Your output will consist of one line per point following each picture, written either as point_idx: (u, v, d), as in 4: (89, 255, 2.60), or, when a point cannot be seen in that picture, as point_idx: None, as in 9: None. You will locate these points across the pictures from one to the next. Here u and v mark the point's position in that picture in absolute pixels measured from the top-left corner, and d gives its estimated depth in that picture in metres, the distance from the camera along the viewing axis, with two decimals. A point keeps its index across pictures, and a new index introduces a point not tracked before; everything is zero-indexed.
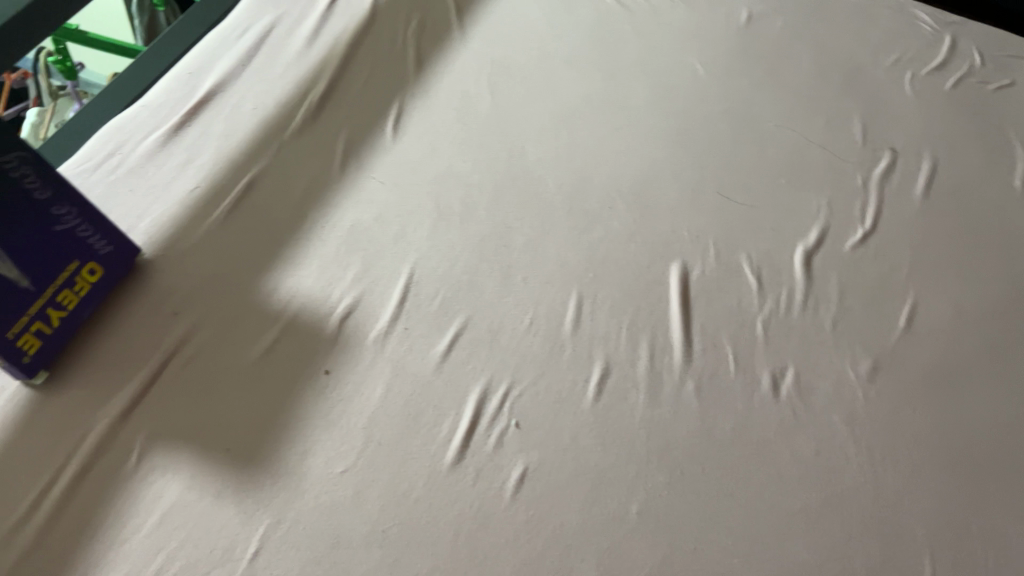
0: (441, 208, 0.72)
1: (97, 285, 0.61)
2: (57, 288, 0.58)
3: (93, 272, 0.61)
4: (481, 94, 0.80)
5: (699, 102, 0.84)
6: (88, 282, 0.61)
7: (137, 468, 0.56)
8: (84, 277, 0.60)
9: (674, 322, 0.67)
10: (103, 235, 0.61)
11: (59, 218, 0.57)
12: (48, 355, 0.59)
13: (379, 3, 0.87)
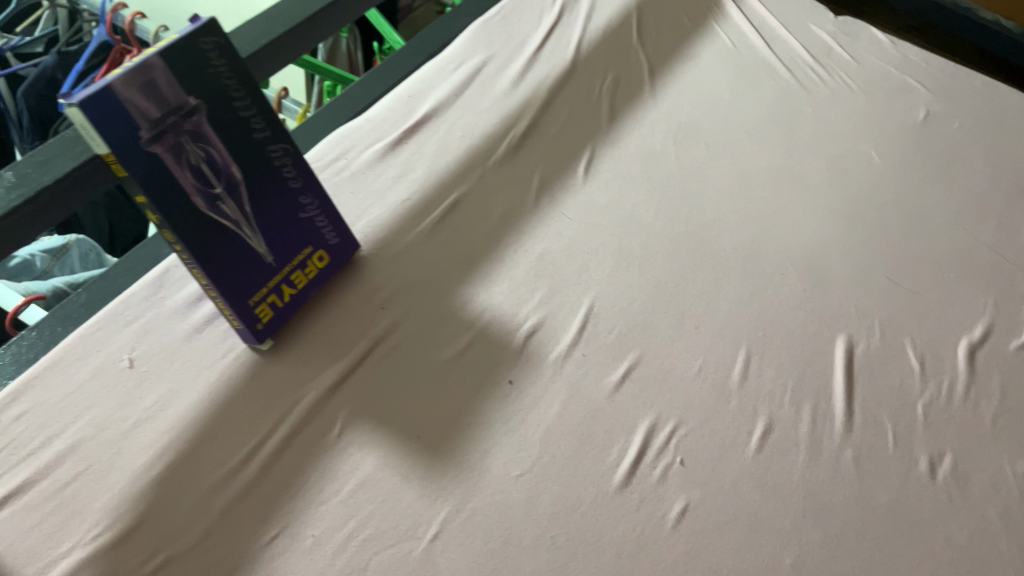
0: (624, 249, 0.77)
1: (321, 271, 0.68)
2: (292, 267, 0.65)
3: (321, 259, 0.68)
4: (667, 151, 0.86)
5: (873, 188, 0.86)
6: (316, 267, 0.67)
7: (338, 440, 0.61)
8: (313, 262, 0.67)
9: (837, 392, 0.70)
10: (333, 227, 0.68)
11: (302, 205, 0.65)
12: (276, 326, 0.65)
13: (578, 57, 0.93)
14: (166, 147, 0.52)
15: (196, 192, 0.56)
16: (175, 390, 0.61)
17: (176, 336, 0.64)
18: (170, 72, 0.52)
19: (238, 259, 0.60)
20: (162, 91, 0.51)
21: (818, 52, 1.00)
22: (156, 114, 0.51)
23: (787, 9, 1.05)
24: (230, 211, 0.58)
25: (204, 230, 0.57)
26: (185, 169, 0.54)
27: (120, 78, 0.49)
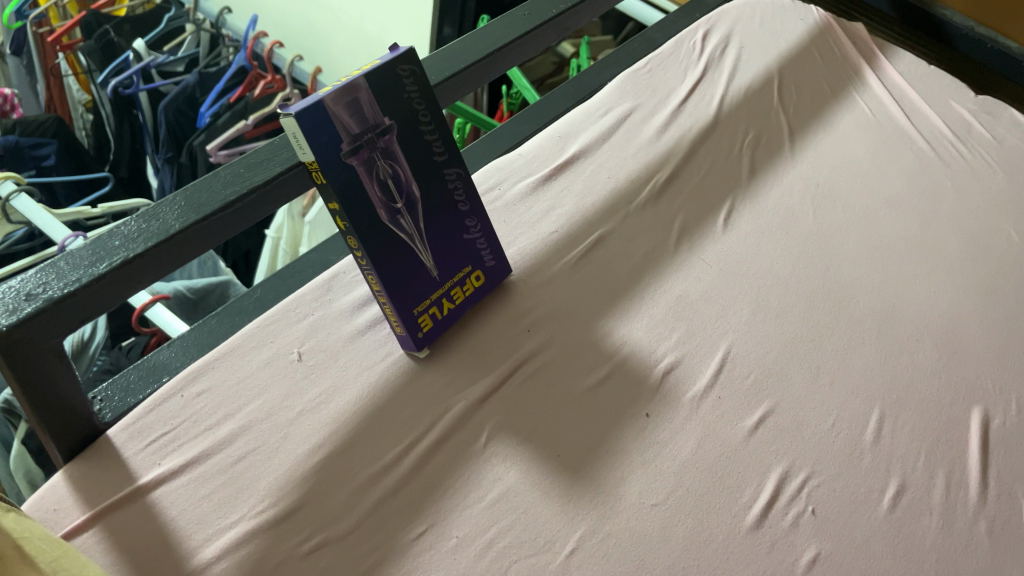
0: (760, 300, 0.78)
1: (478, 289, 0.72)
2: (451, 284, 0.69)
3: (478, 278, 0.72)
4: (805, 210, 0.88)
5: (1013, 265, 0.86)
6: (473, 286, 0.72)
7: (484, 449, 0.63)
8: (468, 281, 0.71)
9: (972, 463, 0.69)
10: (491, 250, 0.72)
11: (465, 227, 0.69)
12: (433, 336, 0.69)
13: (720, 113, 0.97)
14: (361, 160, 0.57)
15: (382, 204, 0.60)
16: (339, 386, 0.65)
17: (342, 336, 0.68)
18: (371, 94, 0.58)
19: (408, 270, 0.64)
20: (363, 109, 0.57)
21: (958, 128, 1.01)
22: (356, 130, 0.57)
23: (928, 85, 1.07)
24: (407, 224, 0.63)
25: (384, 240, 0.61)
26: (375, 182, 0.59)
27: (330, 94, 0.54)
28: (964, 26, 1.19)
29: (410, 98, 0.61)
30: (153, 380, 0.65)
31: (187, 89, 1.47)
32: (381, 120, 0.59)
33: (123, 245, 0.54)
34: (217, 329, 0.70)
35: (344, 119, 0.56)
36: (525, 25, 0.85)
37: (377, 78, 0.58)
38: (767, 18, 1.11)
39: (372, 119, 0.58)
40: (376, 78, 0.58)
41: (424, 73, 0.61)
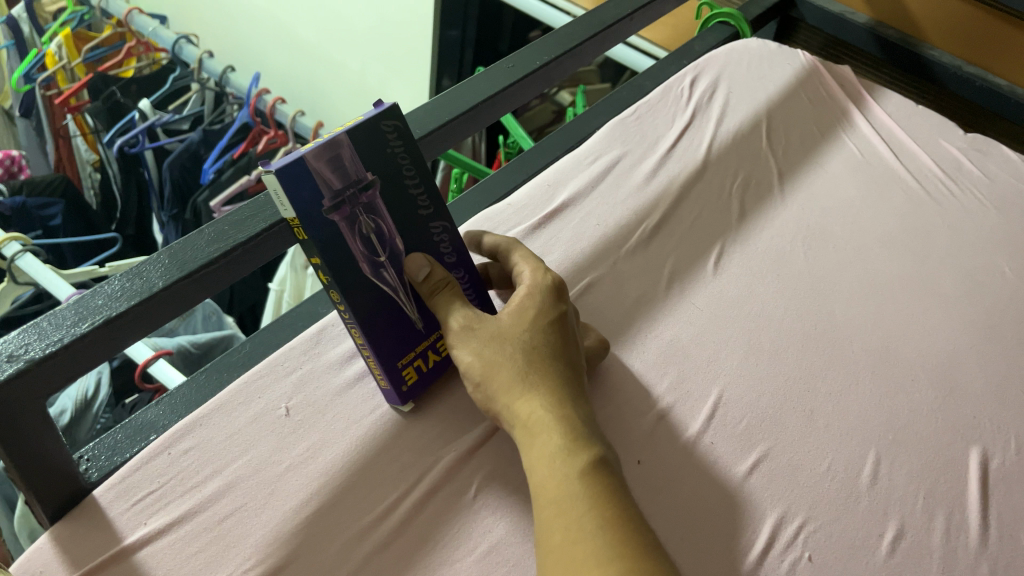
0: (753, 343, 0.78)
1: None
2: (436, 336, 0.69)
3: None
4: (796, 251, 0.88)
5: (1010, 301, 0.86)
6: None
7: (473, 501, 0.62)
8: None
9: (972, 504, 0.68)
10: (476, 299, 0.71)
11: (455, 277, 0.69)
12: (418, 391, 0.68)
13: (709, 157, 0.97)
14: (343, 216, 0.58)
15: (365, 258, 0.60)
16: (326, 440, 0.65)
17: (329, 390, 0.68)
18: (353, 150, 0.58)
19: (391, 322, 0.64)
20: (345, 165, 0.57)
21: (948, 167, 1.01)
22: (338, 187, 0.57)
23: (917, 125, 1.07)
24: (391, 281, 0.63)
25: (367, 294, 0.61)
26: (359, 238, 0.59)
27: (311, 150, 0.55)
28: (953, 64, 1.19)
29: (395, 153, 0.62)
30: (141, 438, 0.65)
31: (191, 147, 1.49)
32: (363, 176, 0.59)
33: (105, 304, 0.54)
34: (206, 386, 0.70)
35: (326, 176, 0.56)
36: (510, 77, 0.85)
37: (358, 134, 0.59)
38: (754, 62, 1.12)
39: (354, 175, 0.58)
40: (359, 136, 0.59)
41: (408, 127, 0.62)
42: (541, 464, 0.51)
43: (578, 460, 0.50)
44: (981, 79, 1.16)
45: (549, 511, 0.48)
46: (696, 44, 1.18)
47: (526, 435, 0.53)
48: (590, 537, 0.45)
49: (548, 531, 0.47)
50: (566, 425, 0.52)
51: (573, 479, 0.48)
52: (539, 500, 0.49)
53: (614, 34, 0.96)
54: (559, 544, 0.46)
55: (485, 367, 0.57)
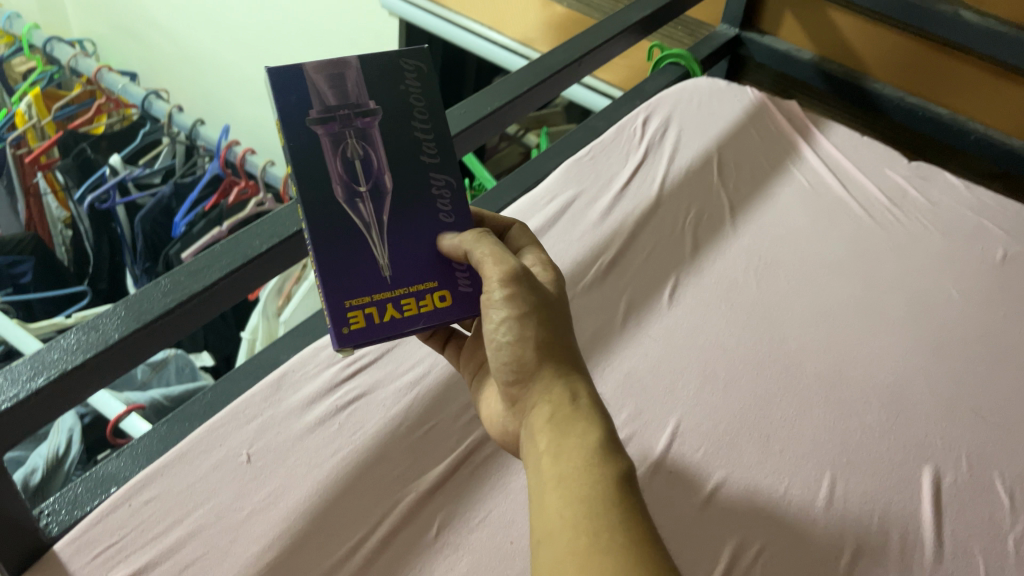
0: (708, 372, 0.80)
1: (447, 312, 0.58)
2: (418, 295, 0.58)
3: (443, 299, 0.59)
4: (749, 281, 0.90)
5: (957, 323, 0.88)
6: (436, 305, 0.58)
7: (435, 541, 0.63)
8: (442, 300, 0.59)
9: (925, 522, 0.70)
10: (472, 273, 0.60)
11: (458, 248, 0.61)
12: (364, 339, 0.56)
13: (662, 193, 1.00)
14: (327, 128, 0.57)
15: (336, 170, 0.57)
16: (287, 485, 0.65)
17: (291, 435, 0.69)
18: (362, 77, 0.59)
19: (358, 255, 0.57)
20: (347, 84, 0.59)
21: (894, 195, 1.05)
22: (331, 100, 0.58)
23: (863, 155, 1.11)
24: (362, 211, 0.58)
25: (325, 210, 0.57)
26: (335, 148, 0.57)
27: (312, 61, 0.58)
28: (898, 97, 1.24)
29: (409, 92, 0.61)
30: (101, 490, 0.65)
31: (162, 201, 1.49)
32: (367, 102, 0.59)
33: (60, 357, 0.55)
34: (167, 436, 0.70)
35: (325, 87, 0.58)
36: (461, 122, 0.87)
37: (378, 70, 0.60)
38: (704, 100, 1.16)
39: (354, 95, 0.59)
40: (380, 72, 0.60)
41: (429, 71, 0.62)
42: (568, 452, 0.47)
43: (613, 461, 0.46)
44: (925, 110, 1.22)
45: (572, 506, 0.43)
46: (649, 84, 1.22)
47: (552, 418, 0.50)
48: (616, 550, 0.40)
49: (565, 528, 0.42)
50: (601, 424, 0.49)
51: (606, 482, 0.44)
52: (560, 489, 0.44)
53: (566, 75, 0.99)
54: (580, 546, 0.41)
55: (518, 335, 0.53)
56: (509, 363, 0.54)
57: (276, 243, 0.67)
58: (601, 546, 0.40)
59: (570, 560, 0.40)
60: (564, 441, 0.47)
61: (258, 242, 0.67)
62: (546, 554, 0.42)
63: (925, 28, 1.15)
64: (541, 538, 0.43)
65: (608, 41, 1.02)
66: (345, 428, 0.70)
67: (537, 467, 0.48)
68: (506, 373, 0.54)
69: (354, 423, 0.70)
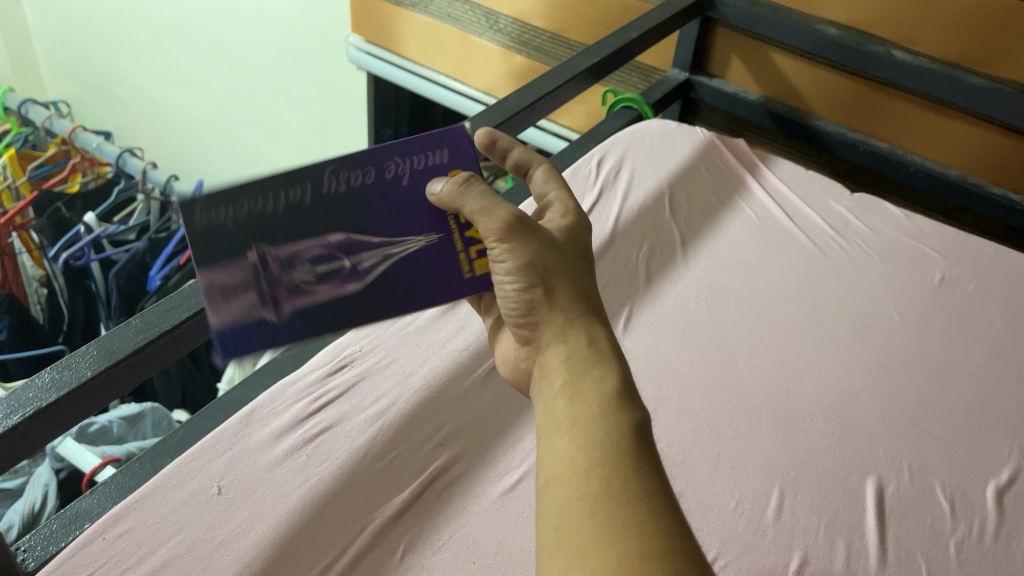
0: (661, 396, 0.84)
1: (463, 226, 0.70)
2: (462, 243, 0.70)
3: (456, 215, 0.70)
4: (700, 309, 0.94)
5: (897, 343, 0.93)
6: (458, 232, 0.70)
7: (399, 564, 0.65)
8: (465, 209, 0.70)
9: (869, 529, 0.73)
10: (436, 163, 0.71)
11: (397, 187, 0.70)
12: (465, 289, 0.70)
13: (617, 229, 1.05)
14: (275, 254, 0.66)
15: (307, 260, 0.66)
16: (256, 515, 0.68)
17: (259, 467, 0.72)
18: (242, 242, 0.65)
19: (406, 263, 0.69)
20: (242, 254, 0.65)
21: (838, 224, 1.10)
22: (232, 240, 0.65)
23: (808, 188, 1.17)
24: (366, 254, 0.68)
25: (352, 266, 0.68)
26: (291, 259, 0.66)
27: (212, 318, 0.64)
28: (840, 133, 1.32)
29: (274, 195, 0.67)
30: (75, 527, 0.68)
31: (137, 255, 1.52)
32: (236, 202, 0.65)
33: (35, 396, 0.58)
34: (138, 473, 0.73)
35: (226, 303, 0.64)
36: None
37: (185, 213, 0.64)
38: (656, 140, 1.22)
39: (223, 217, 0.64)
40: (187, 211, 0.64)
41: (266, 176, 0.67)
42: (583, 402, 0.51)
43: (625, 406, 0.50)
44: (865, 144, 1.29)
45: (582, 455, 0.46)
46: (603, 127, 1.28)
47: (566, 362, 0.55)
48: (617, 505, 0.43)
49: (573, 479, 0.45)
50: (610, 376, 0.53)
51: (612, 435, 0.47)
52: (570, 439, 0.48)
53: (521, 120, 1.04)
54: (591, 493, 0.44)
55: (530, 277, 0.60)
56: (523, 305, 0.61)
57: None
58: (607, 495, 0.43)
59: (580, 508, 0.44)
60: (580, 386, 0.52)
61: None
62: (551, 500, 0.45)
63: (858, 67, 1.22)
64: (550, 482, 0.47)
65: (559, 87, 1.07)
66: (313, 459, 0.73)
67: (549, 405, 0.53)
68: (522, 313, 0.61)
69: (321, 454, 0.73)
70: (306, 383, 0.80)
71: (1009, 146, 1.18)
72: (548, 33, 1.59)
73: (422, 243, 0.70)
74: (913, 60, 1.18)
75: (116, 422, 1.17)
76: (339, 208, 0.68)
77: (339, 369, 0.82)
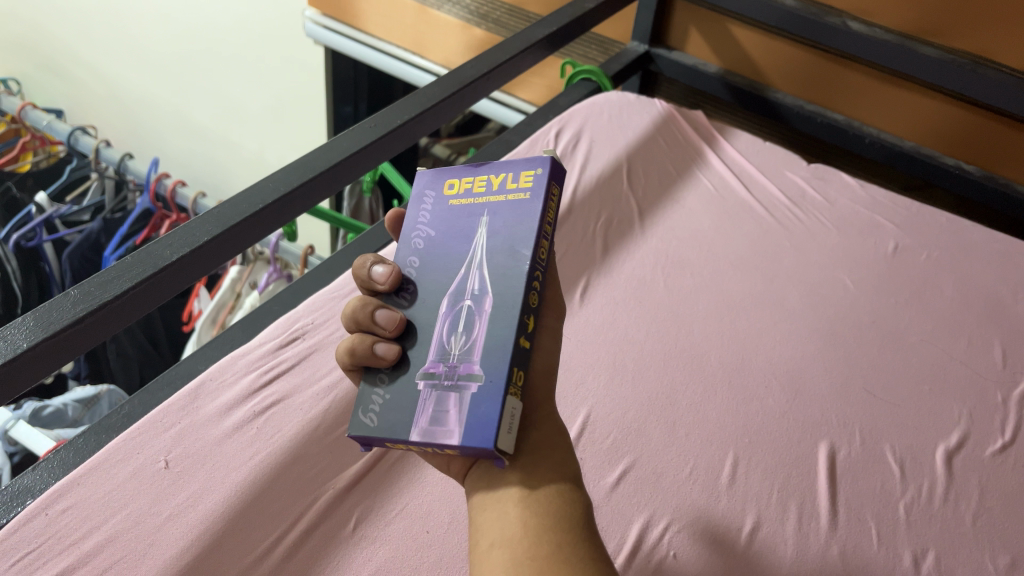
0: (617, 365, 0.84)
1: (459, 190, 0.62)
2: (501, 194, 0.59)
3: (452, 186, 0.62)
4: (656, 280, 0.95)
5: (850, 310, 0.94)
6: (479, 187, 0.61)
7: (354, 533, 0.65)
8: (462, 180, 0.62)
9: (821, 494, 0.74)
10: (423, 205, 0.63)
11: (433, 240, 0.60)
12: (505, 208, 0.58)
13: (575, 202, 1.05)
14: (431, 361, 0.54)
15: (475, 326, 0.53)
16: (205, 488, 0.67)
17: (208, 440, 0.70)
18: (419, 407, 0.52)
19: (513, 239, 0.55)
20: (433, 408, 0.51)
21: (794, 195, 1.11)
22: (403, 398, 0.53)
23: (765, 159, 1.17)
24: (473, 278, 0.55)
25: (505, 284, 0.53)
26: (442, 349, 0.54)
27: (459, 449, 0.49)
28: (797, 105, 1.33)
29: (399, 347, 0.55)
30: (17, 504, 0.67)
31: (92, 236, 1.48)
32: (376, 378, 0.55)
33: None
34: (84, 448, 0.72)
35: (441, 424, 0.50)
36: (370, 135, 0.88)
37: (382, 418, 0.53)
38: (614, 113, 1.21)
39: (382, 395, 0.54)
40: (389, 413, 0.53)
41: (370, 378, 0.55)
42: (539, 470, 0.51)
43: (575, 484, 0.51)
44: (822, 116, 1.30)
45: (537, 521, 0.47)
46: (562, 100, 1.28)
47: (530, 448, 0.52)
48: (564, 564, 0.44)
49: (523, 542, 0.46)
50: (566, 453, 0.53)
51: (559, 505, 0.49)
52: (526, 508, 0.48)
53: (476, 90, 1.02)
54: (541, 554, 0.45)
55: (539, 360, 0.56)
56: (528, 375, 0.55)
57: (187, 253, 0.70)
58: (560, 554, 0.45)
59: (528, 566, 0.45)
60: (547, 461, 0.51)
61: (169, 251, 0.69)
62: (500, 562, 0.46)
63: (814, 38, 1.21)
64: (498, 544, 0.47)
65: (515, 57, 1.06)
66: (263, 432, 0.72)
67: (503, 473, 0.51)
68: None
69: (272, 427, 0.72)
70: (256, 355, 0.78)
71: (963, 117, 1.19)
72: (506, 5, 1.64)
73: (487, 224, 0.58)
74: (868, 32, 1.17)
75: (72, 404, 1.12)
76: (429, 280, 0.58)
77: (291, 342, 0.81)
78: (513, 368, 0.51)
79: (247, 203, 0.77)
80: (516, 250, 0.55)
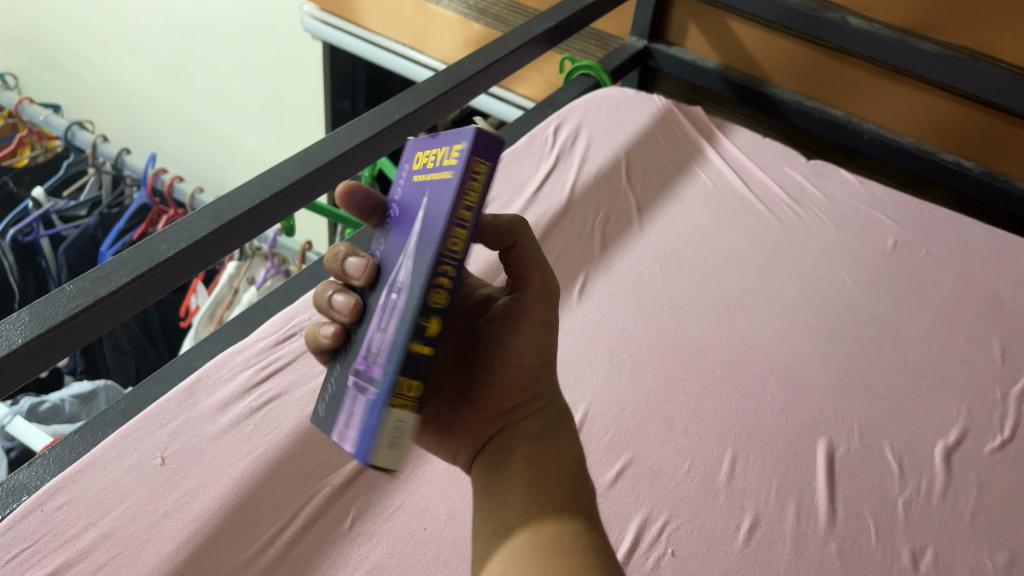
0: (615, 361, 0.83)
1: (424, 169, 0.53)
2: (440, 170, 0.49)
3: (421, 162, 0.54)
4: (654, 277, 0.94)
5: (849, 306, 0.94)
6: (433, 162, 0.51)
7: (350, 530, 0.65)
8: (427, 152, 0.53)
9: (819, 492, 0.73)
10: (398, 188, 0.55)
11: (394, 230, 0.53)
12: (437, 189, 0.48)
13: (573, 197, 1.05)
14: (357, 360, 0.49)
15: (391, 322, 0.47)
16: (201, 484, 0.66)
17: (205, 437, 0.70)
18: (340, 408, 0.49)
19: (429, 229, 0.47)
20: (345, 410, 0.48)
21: (793, 191, 1.11)
22: (334, 398, 0.50)
23: (764, 155, 1.17)
24: (398, 271, 0.48)
25: (412, 276, 0.46)
26: (365, 348, 0.49)
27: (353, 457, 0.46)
28: (795, 101, 1.32)
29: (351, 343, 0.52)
30: (12, 499, 0.66)
31: (88, 231, 1.47)
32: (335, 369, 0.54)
33: None
34: (79, 445, 0.71)
35: (344, 429, 0.47)
36: (368, 131, 0.88)
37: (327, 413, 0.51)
38: (613, 109, 1.21)
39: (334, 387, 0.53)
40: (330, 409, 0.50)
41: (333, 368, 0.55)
42: (545, 460, 0.51)
43: (578, 472, 0.52)
44: (820, 112, 1.30)
45: (547, 507, 0.48)
46: (560, 95, 1.27)
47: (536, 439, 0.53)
48: (567, 549, 0.45)
49: (526, 530, 0.47)
50: (567, 444, 0.53)
51: (565, 491, 0.49)
52: (536, 495, 0.49)
53: (474, 85, 1.02)
54: (544, 542, 0.45)
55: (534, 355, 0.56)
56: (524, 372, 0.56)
57: (183, 249, 0.69)
58: (563, 540, 0.45)
59: (530, 555, 0.45)
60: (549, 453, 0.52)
61: (164, 247, 0.69)
62: (501, 550, 0.46)
63: (813, 34, 1.21)
64: (500, 534, 0.48)
65: (513, 52, 1.06)
66: (260, 429, 0.72)
67: (512, 461, 0.52)
68: (504, 386, 0.55)
69: (269, 423, 0.72)
70: (253, 352, 0.78)
71: (963, 114, 1.19)
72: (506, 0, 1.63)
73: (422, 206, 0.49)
74: (868, 27, 1.17)
75: (69, 400, 1.12)
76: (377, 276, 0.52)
77: (287, 338, 0.80)
78: (399, 377, 0.44)
79: (243, 198, 0.76)
80: (428, 241, 0.46)
